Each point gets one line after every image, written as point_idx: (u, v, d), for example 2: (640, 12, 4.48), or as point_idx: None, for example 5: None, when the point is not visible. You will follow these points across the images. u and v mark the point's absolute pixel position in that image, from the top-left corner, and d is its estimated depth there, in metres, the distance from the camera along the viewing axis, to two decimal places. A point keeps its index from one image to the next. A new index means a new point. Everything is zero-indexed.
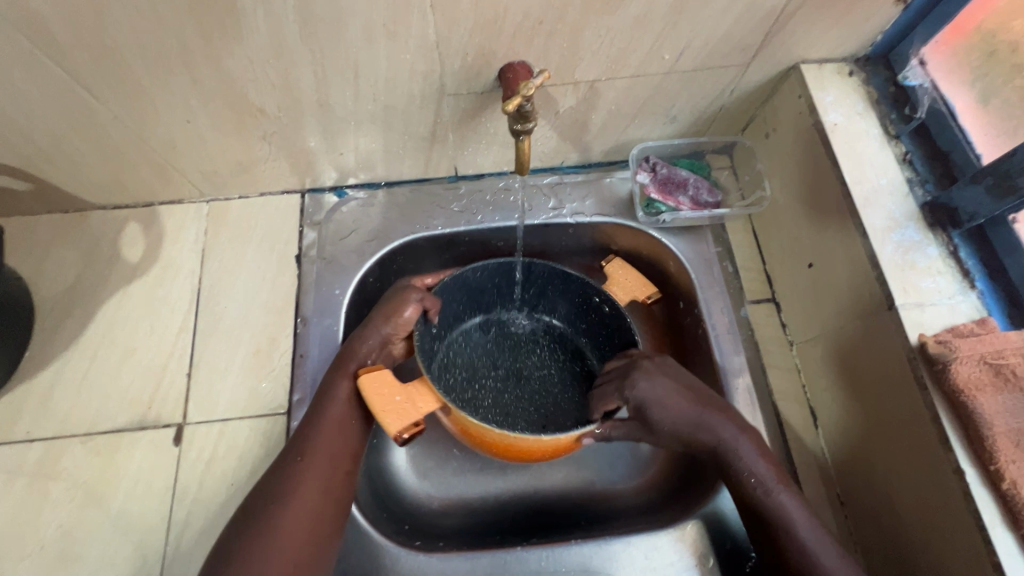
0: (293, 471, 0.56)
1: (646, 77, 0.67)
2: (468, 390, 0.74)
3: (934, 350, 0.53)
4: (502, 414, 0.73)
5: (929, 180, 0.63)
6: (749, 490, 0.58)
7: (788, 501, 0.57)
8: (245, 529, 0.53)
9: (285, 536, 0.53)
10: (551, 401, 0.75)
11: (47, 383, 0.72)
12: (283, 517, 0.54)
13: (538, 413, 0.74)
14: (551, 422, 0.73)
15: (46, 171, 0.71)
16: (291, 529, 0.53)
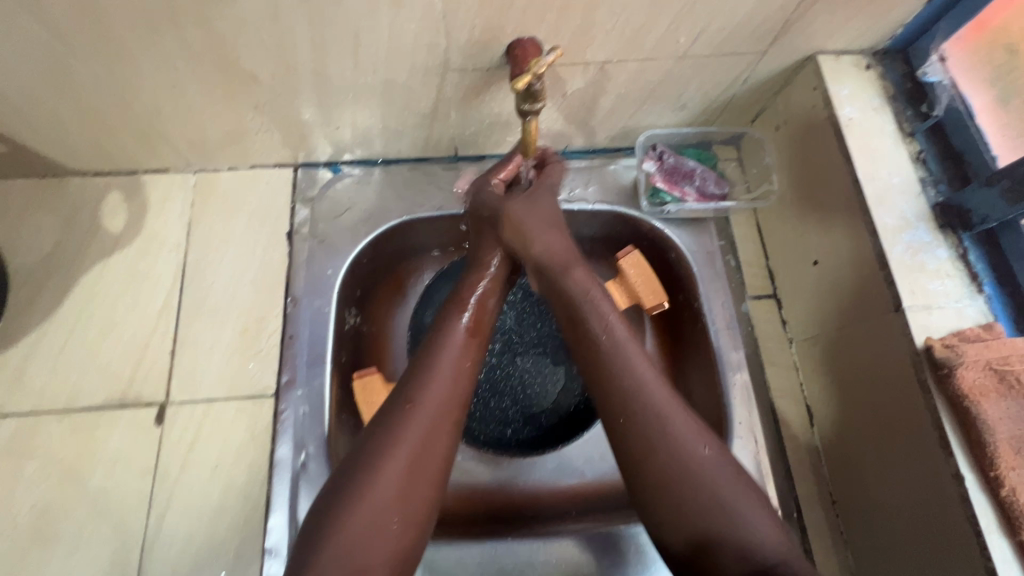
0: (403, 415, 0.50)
1: (659, 61, 0.64)
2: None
3: (941, 354, 0.52)
4: (491, 390, 0.78)
5: (942, 181, 0.62)
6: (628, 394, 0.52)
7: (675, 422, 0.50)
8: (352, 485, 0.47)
9: (393, 469, 0.48)
10: (538, 383, 0.79)
11: (22, 356, 0.69)
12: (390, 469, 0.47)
13: (524, 394, 0.78)
14: (533, 404, 0.78)
15: (21, 133, 0.67)
16: (404, 475, 0.48)
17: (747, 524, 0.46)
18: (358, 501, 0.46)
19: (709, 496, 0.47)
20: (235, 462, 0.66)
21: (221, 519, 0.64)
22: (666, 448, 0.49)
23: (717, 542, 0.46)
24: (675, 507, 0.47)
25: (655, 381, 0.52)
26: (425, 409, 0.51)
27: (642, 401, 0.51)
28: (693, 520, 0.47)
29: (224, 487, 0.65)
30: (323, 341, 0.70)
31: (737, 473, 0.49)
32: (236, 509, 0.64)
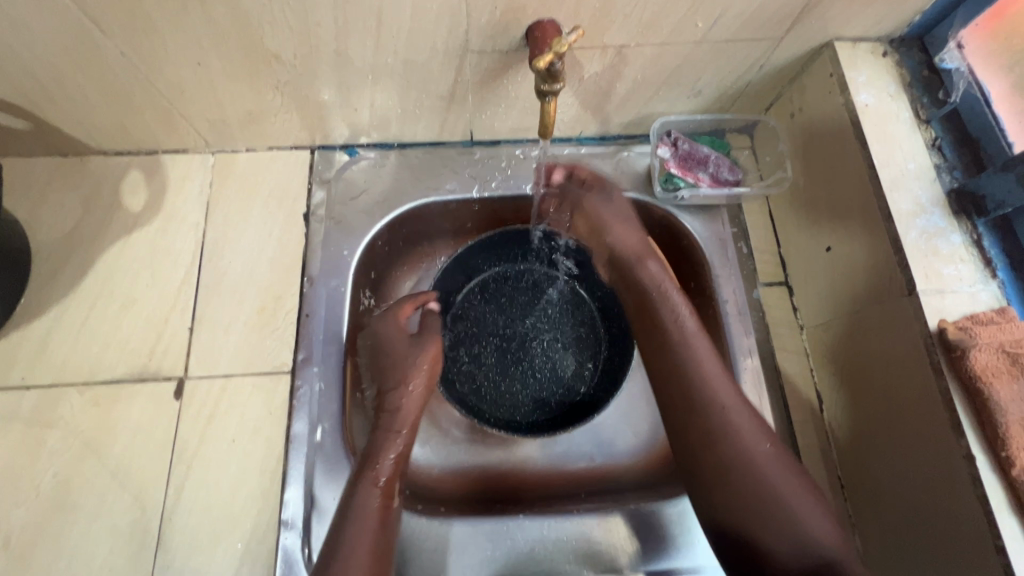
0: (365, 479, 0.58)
1: (676, 46, 0.65)
2: (474, 339, 0.79)
3: (953, 336, 0.53)
4: (501, 374, 0.78)
5: (956, 167, 0.62)
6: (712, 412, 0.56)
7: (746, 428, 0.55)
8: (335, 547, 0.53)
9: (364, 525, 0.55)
10: (548, 368, 0.79)
11: (44, 329, 0.70)
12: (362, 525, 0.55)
13: (535, 378, 0.79)
14: (543, 388, 0.78)
15: (46, 110, 0.68)
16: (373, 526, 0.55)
17: (799, 516, 0.51)
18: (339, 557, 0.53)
19: (768, 488, 0.52)
20: (252, 436, 0.67)
21: (238, 491, 0.65)
22: (736, 445, 0.54)
23: (772, 530, 0.51)
24: (736, 493, 0.53)
25: (723, 382, 0.57)
26: (361, 536, 0.54)
27: (710, 397, 0.56)
28: (752, 510, 0.52)
29: (242, 460, 0.66)
30: (339, 320, 0.71)
31: (793, 469, 0.54)
32: (253, 481, 0.65)
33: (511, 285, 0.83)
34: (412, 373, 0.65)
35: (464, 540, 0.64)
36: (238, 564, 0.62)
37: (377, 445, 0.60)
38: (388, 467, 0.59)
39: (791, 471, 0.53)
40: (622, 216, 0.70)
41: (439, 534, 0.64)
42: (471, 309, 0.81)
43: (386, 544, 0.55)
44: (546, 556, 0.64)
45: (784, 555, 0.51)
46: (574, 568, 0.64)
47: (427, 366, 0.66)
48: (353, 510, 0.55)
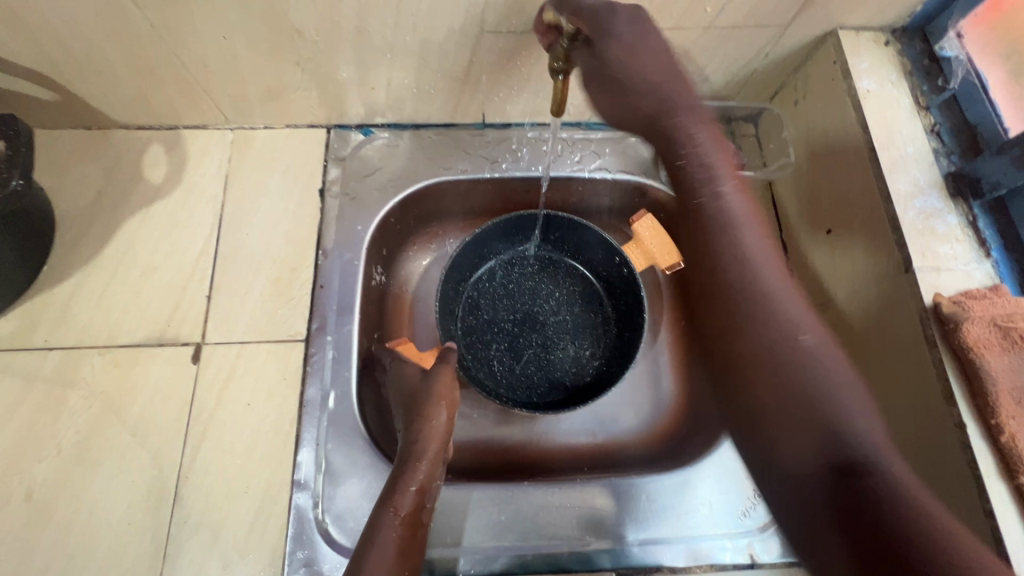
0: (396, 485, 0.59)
1: (685, 31, 0.67)
2: (488, 326, 0.81)
3: (947, 310, 0.55)
4: (513, 356, 0.80)
5: (954, 152, 0.64)
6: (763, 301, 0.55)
7: (811, 343, 0.52)
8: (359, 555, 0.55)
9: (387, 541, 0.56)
10: (559, 350, 0.81)
11: (66, 294, 0.72)
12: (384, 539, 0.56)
13: (546, 359, 0.81)
14: (554, 368, 0.80)
15: (74, 82, 0.70)
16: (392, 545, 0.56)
17: (842, 409, 0.48)
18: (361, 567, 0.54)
19: (797, 379, 0.51)
20: (267, 401, 0.69)
21: (252, 453, 0.67)
22: (769, 331, 0.53)
23: (795, 425, 0.50)
24: (773, 380, 0.52)
25: (776, 276, 0.56)
26: (382, 569, 0.54)
27: (759, 281, 0.56)
28: (791, 406, 0.50)
29: (256, 423, 0.68)
30: (352, 292, 0.74)
31: (833, 363, 0.52)
32: (267, 443, 0.67)
33: (520, 272, 0.85)
34: (430, 407, 0.63)
35: (470, 505, 0.66)
36: (251, 522, 0.64)
37: (398, 474, 0.60)
38: (410, 499, 0.59)
39: (833, 361, 0.51)
40: (642, 86, 0.59)
41: (445, 499, 0.66)
42: (482, 298, 0.83)
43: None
44: (549, 522, 0.66)
45: (802, 446, 0.49)
46: (577, 534, 0.66)
47: (444, 400, 0.65)
48: (374, 538, 0.56)
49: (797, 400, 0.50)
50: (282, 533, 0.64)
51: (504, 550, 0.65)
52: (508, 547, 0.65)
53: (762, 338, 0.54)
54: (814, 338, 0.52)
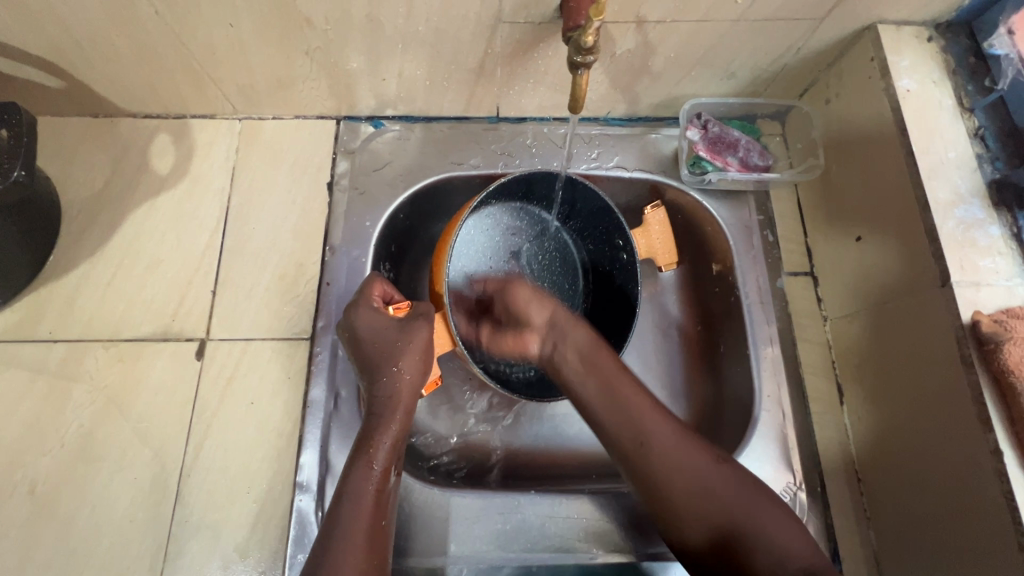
0: (368, 438, 0.58)
1: (713, 24, 0.63)
2: (473, 280, 0.78)
3: (987, 329, 0.51)
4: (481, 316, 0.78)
5: (999, 158, 0.60)
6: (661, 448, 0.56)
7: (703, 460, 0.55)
8: (329, 532, 0.53)
9: (362, 513, 0.54)
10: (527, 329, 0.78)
11: (72, 285, 0.71)
12: (358, 505, 0.55)
13: None
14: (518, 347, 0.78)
15: (80, 68, 0.69)
16: (363, 513, 0.54)
17: (757, 518, 0.52)
18: (332, 545, 0.51)
19: (731, 508, 0.52)
20: (270, 400, 0.67)
21: (255, 453, 0.65)
22: (678, 469, 0.55)
23: (746, 541, 0.51)
24: (702, 513, 0.53)
25: (655, 419, 0.57)
26: (358, 522, 0.53)
27: (652, 433, 0.57)
28: (719, 519, 0.52)
29: (259, 423, 0.67)
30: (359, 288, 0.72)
31: (732, 480, 0.54)
32: (270, 444, 0.66)
33: (513, 231, 0.80)
34: (403, 357, 0.60)
35: (476, 513, 0.64)
36: (253, 523, 0.63)
37: (372, 428, 0.59)
38: (383, 452, 0.58)
39: (741, 486, 0.54)
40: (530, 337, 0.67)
41: (450, 506, 0.64)
42: (487, 248, 0.80)
43: (380, 529, 0.54)
44: (555, 533, 0.64)
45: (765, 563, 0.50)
46: (584, 547, 0.64)
47: (419, 351, 0.61)
48: (348, 492, 0.55)
49: (722, 516, 0.52)
50: (284, 536, 0.62)
51: (510, 562, 0.63)
52: (514, 558, 0.63)
53: (667, 480, 0.54)
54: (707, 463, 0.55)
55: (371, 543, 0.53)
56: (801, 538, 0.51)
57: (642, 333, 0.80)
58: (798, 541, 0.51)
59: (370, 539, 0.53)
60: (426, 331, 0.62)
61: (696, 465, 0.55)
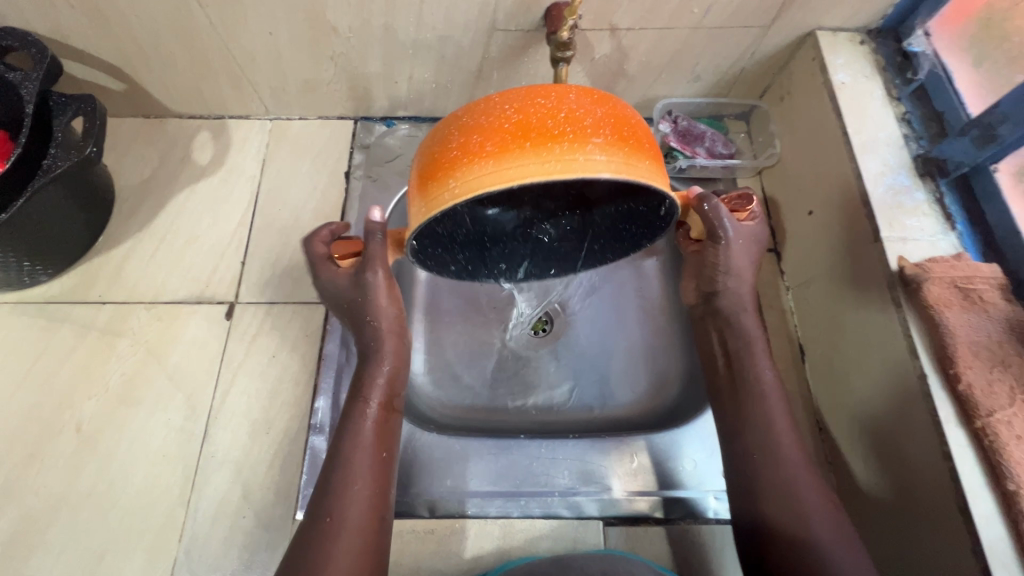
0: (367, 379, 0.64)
1: (675, 31, 0.75)
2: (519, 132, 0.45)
3: (910, 272, 0.60)
4: None
5: (923, 137, 0.69)
6: (767, 454, 0.61)
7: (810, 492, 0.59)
8: (335, 455, 0.60)
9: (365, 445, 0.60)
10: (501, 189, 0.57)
11: (121, 256, 0.81)
12: (359, 438, 0.60)
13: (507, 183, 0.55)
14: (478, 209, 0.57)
15: (140, 73, 0.81)
16: (369, 446, 0.60)
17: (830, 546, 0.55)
18: (336, 475, 0.58)
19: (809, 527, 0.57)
20: (290, 354, 0.76)
21: (274, 399, 0.73)
22: (773, 471, 0.60)
23: (791, 544, 0.56)
24: (779, 516, 0.58)
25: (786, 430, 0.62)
26: (358, 450, 0.59)
27: (772, 439, 0.62)
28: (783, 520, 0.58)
29: (280, 373, 0.75)
30: None
31: (838, 522, 0.57)
32: (288, 391, 0.74)
33: None
34: (374, 311, 0.64)
35: (472, 454, 0.71)
36: (270, 460, 0.70)
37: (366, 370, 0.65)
38: (378, 391, 0.64)
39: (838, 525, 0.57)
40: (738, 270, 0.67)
41: (447, 447, 0.71)
42: None
43: (382, 462, 0.60)
44: (542, 472, 0.71)
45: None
46: (568, 483, 0.70)
47: (384, 292, 0.63)
48: (349, 427, 0.61)
49: (803, 537, 0.56)
50: (298, 471, 0.70)
51: (499, 494, 0.70)
52: (507, 493, 0.70)
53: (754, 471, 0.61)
54: (819, 500, 0.58)
55: (376, 470, 0.59)
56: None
57: (628, 309, 0.87)
58: None
59: (376, 465, 0.59)
60: (382, 275, 0.62)
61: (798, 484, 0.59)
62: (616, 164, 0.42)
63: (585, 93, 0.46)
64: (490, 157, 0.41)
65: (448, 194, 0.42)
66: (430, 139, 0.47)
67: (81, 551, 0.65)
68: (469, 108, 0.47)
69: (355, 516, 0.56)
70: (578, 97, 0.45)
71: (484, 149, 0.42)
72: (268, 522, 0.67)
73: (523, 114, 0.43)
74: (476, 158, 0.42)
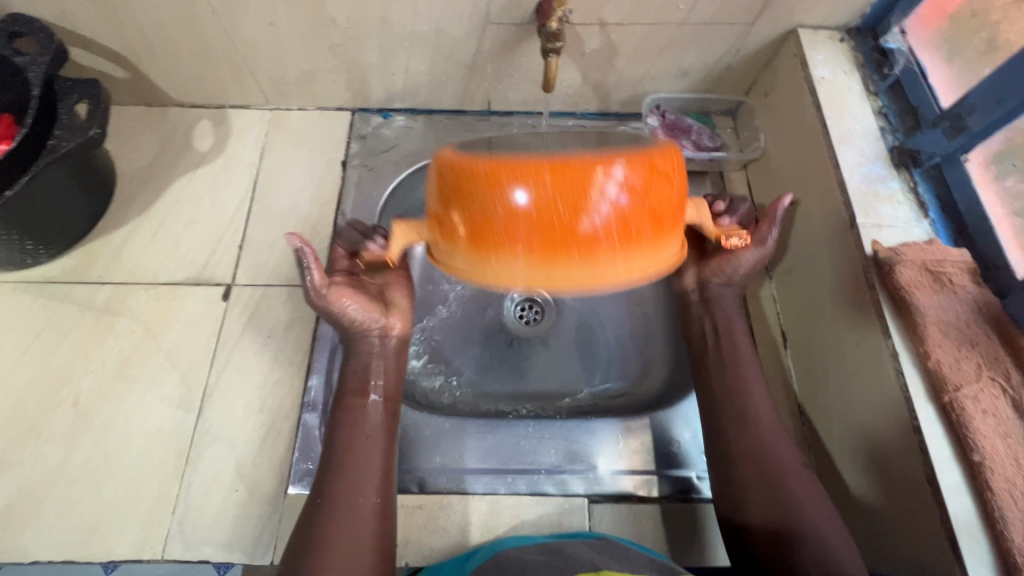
0: (365, 354, 0.69)
1: (662, 27, 0.78)
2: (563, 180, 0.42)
3: (884, 256, 0.62)
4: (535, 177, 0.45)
5: (898, 130, 0.72)
6: (731, 420, 0.67)
7: (781, 454, 0.64)
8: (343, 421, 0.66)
9: (370, 412, 0.66)
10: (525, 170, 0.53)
11: (121, 239, 0.83)
12: (361, 406, 0.66)
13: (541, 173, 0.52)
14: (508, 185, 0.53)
15: (144, 61, 0.84)
16: (376, 414, 0.66)
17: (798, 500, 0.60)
18: (346, 437, 0.64)
19: (778, 483, 0.62)
20: (284, 334, 0.78)
21: (268, 377, 0.75)
22: (745, 435, 0.66)
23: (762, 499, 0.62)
24: (750, 472, 0.63)
25: (759, 401, 0.68)
26: (364, 415, 0.66)
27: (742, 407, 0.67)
28: (754, 478, 0.63)
29: (274, 352, 0.77)
30: None
31: (810, 482, 0.62)
32: (283, 370, 0.76)
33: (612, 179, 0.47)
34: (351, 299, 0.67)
35: (460, 432, 0.73)
36: (263, 437, 0.72)
37: (361, 345, 0.69)
38: (376, 364, 0.69)
39: (807, 481, 0.62)
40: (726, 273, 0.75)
41: (437, 426, 0.73)
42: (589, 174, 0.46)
43: (388, 429, 0.66)
44: (529, 450, 0.73)
45: (772, 523, 0.60)
46: (553, 461, 0.72)
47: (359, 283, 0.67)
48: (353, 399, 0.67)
49: (772, 492, 0.62)
50: (290, 447, 0.71)
51: (486, 471, 0.71)
52: (494, 470, 0.71)
53: (725, 435, 0.67)
54: (789, 460, 0.64)
55: (385, 436, 0.65)
56: (829, 534, 0.58)
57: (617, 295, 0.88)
58: (831, 541, 0.57)
59: (385, 430, 0.66)
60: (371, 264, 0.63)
61: (767, 446, 0.64)
62: (634, 271, 0.44)
63: (630, 188, 0.43)
64: (514, 247, 0.43)
65: (468, 268, 0.46)
66: (450, 186, 0.45)
67: (75, 521, 0.66)
68: (499, 173, 0.43)
69: (362, 469, 0.62)
70: (616, 181, 0.42)
71: (509, 240, 0.43)
72: (259, 496, 0.68)
73: (554, 208, 0.42)
74: (499, 248, 0.43)
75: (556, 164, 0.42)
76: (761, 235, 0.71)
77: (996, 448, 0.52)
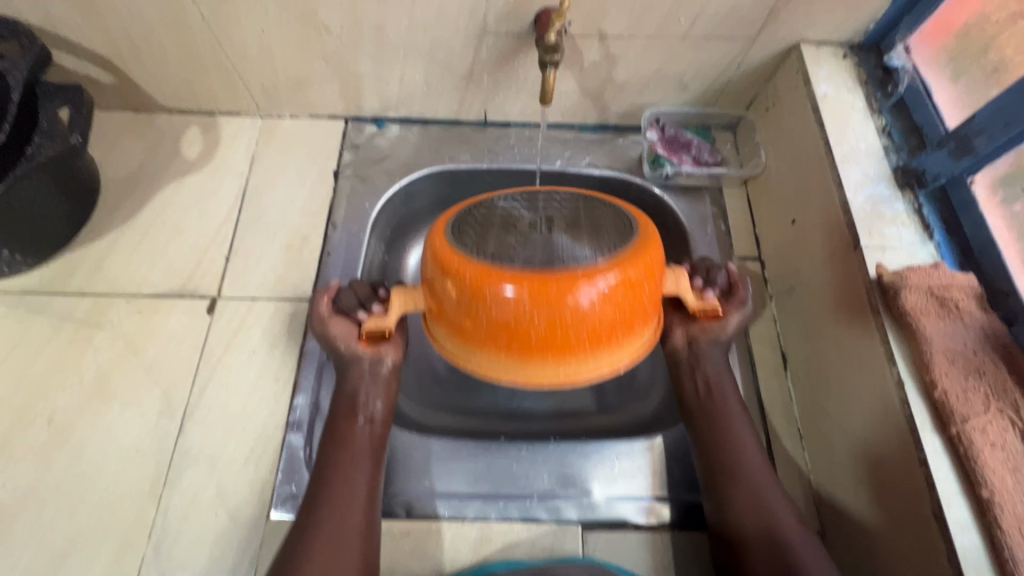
0: (352, 383, 0.67)
1: (663, 40, 0.76)
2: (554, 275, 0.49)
3: (889, 279, 0.60)
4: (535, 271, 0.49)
5: (903, 150, 0.71)
6: (728, 459, 0.65)
7: (775, 496, 0.63)
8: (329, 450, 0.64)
9: (355, 443, 0.64)
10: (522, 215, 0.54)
11: (103, 248, 0.81)
12: (348, 434, 0.64)
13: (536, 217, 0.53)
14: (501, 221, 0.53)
15: (132, 66, 0.81)
16: (363, 445, 0.64)
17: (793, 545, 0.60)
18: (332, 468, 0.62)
19: (772, 527, 0.61)
20: (271, 350, 0.75)
21: (253, 395, 0.72)
22: (740, 475, 0.64)
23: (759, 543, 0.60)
24: (746, 516, 0.62)
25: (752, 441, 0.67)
26: (349, 445, 0.63)
27: (734, 447, 0.66)
28: (751, 521, 0.62)
29: (260, 369, 0.74)
30: (356, 259, 0.81)
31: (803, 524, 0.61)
32: (268, 387, 0.73)
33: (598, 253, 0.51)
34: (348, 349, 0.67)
35: (450, 454, 0.70)
36: (245, 458, 0.69)
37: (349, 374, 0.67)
38: (362, 394, 0.66)
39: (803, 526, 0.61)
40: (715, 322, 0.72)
41: (426, 447, 0.71)
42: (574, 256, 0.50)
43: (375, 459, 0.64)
44: (522, 475, 0.70)
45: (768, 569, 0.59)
46: (547, 486, 0.70)
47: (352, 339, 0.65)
48: (341, 427, 0.65)
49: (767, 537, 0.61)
50: (274, 468, 0.69)
51: (477, 496, 0.69)
52: (485, 495, 0.69)
53: (723, 473, 0.65)
54: (781, 501, 0.63)
55: (372, 465, 0.63)
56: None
57: None
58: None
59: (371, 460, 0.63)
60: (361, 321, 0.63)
61: (762, 488, 0.63)
62: (605, 367, 0.54)
63: (611, 313, 0.50)
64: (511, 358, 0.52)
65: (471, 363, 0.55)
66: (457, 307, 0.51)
67: (45, 546, 0.64)
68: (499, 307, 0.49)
69: (348, 503, 0.60)
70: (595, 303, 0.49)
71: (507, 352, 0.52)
72: (240, 520, 0.66)
73: (541, 329, 0.49)
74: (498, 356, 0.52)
75: (551, 298, 0.48)
76: (740, 296, 0.72)
77: (1006, 482, 0.50)
